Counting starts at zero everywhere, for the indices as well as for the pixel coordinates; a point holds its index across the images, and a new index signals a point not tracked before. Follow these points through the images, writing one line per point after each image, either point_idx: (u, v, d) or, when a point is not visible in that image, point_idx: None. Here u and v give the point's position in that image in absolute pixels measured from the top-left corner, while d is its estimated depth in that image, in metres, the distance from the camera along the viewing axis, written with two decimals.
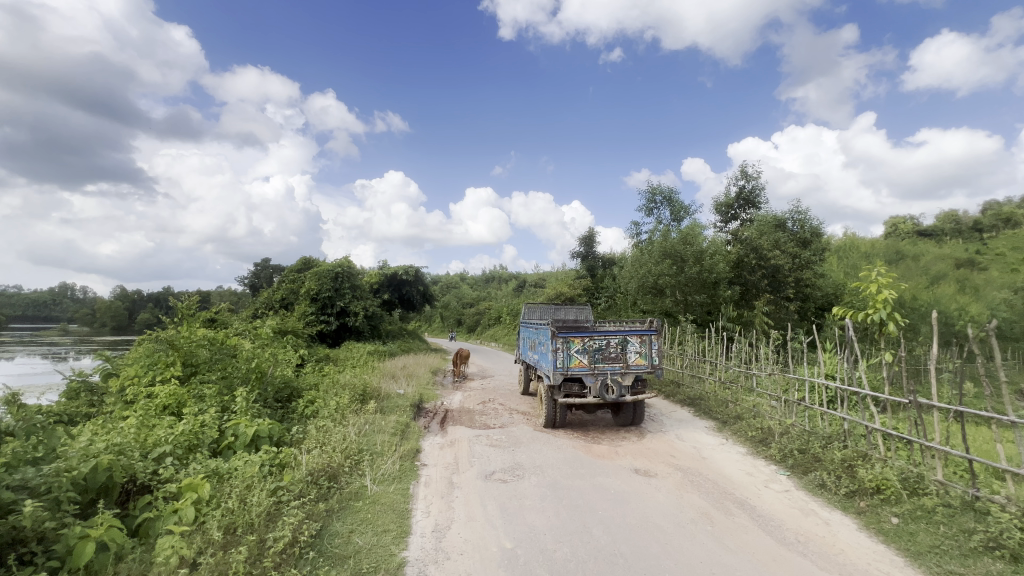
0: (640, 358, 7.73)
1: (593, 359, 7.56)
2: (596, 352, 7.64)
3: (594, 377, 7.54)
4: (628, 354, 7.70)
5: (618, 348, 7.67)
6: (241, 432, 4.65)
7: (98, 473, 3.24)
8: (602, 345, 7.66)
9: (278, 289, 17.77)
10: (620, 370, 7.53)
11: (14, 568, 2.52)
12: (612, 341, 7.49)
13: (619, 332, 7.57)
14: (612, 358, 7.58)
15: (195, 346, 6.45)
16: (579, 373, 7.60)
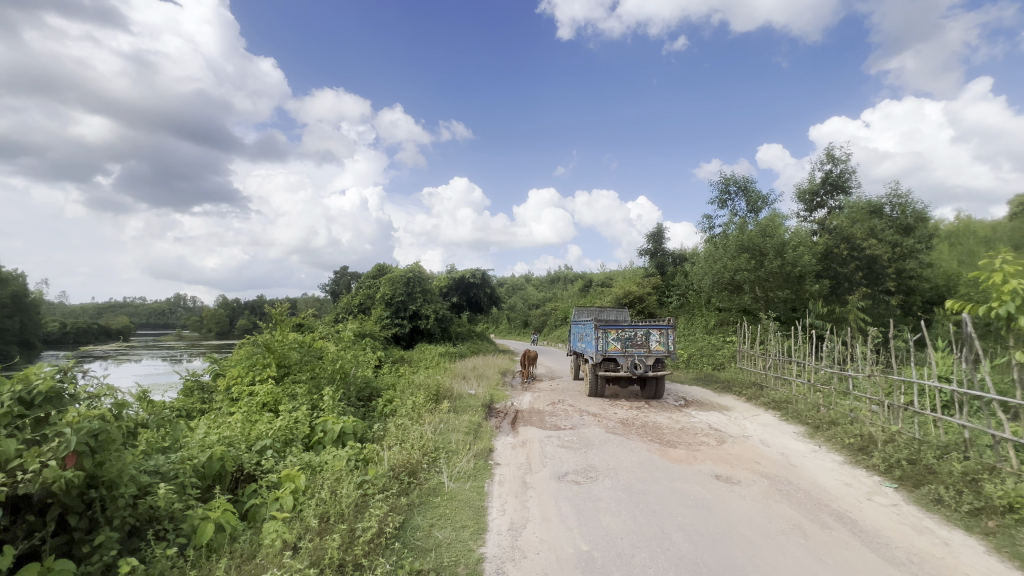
0: (662, 345, 9.54)
1: (623, 345, 9.53)
2: (626, 339, 9.63)
3: (624, 359, 9.49)
4: (652, 341, 9.56)
5: (643, 337, 9.58)
6: (329, 428, 5.00)
7: (213, 462, 3.65)
8: (631, 334, 9.64)
9: (357, 294, 18.94)
10: (646, 353, 9.43)
11: (151, 542, 2.89)
12: (638, 330, 9.43)
13: (644, 324, 9.49)
14: (638, 344, 9.49)
15: (288, 349, 7.01)
16: (612, 355, 9.60)
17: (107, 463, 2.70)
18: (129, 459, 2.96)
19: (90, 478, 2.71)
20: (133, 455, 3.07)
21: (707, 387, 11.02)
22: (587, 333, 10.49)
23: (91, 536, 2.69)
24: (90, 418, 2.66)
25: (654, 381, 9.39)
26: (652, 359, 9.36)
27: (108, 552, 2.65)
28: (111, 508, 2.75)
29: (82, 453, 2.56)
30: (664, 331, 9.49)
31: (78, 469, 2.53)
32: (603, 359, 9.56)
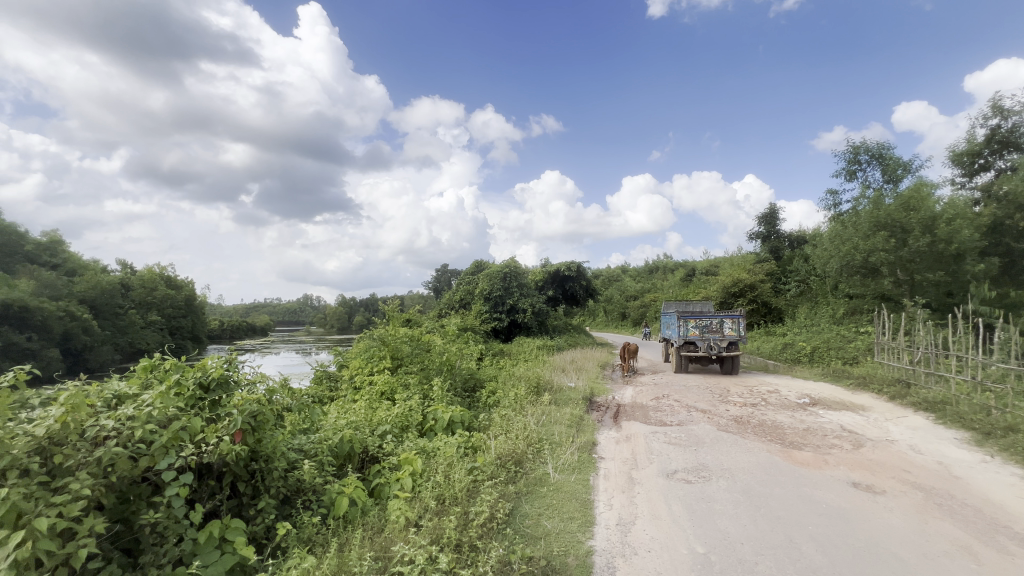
0: (735, 331, 11.36)
1: (702, 331, 11.51)
2: (704, 326, 11.52)
3: (702, 343, 11.45)
4: (726, 328, 11.42)
5: (719, 324, 11.47)
6: (440, 416, 5.33)
7: (343, 443, 4.10)
8: (707, 322, 11.50)
9: (457, 291, 19.97)
10: (721, 338, 11.33)
11: (300, 510, 3.33)
12: (714, 319, 11.32)
13: (720, 314, 11.35)
14: (714, 330, 11.37)
15: (400, 343, 7.61)
16: (691, 340, 11.60)
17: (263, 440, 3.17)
18: (280, 438, 3.43)
19: (251, 452, 3.19)
20: (283, 434, 3.56)
21: (837, 384, 9.78)
22: (671, 323, 12.58)
23: (255, 501, 3.16)
24: (249, 402, 3.12)
25: (728, 359, 11.34)
26: (726, 343, 11.26)
27: (269, 515, 3.11)
28: (267, 479, 3.21)
29: (245, 430, 3.02)
30: (736, 319, 11.32)
31: (242, 444, 2.98)
32: (684, 343, 11.59)
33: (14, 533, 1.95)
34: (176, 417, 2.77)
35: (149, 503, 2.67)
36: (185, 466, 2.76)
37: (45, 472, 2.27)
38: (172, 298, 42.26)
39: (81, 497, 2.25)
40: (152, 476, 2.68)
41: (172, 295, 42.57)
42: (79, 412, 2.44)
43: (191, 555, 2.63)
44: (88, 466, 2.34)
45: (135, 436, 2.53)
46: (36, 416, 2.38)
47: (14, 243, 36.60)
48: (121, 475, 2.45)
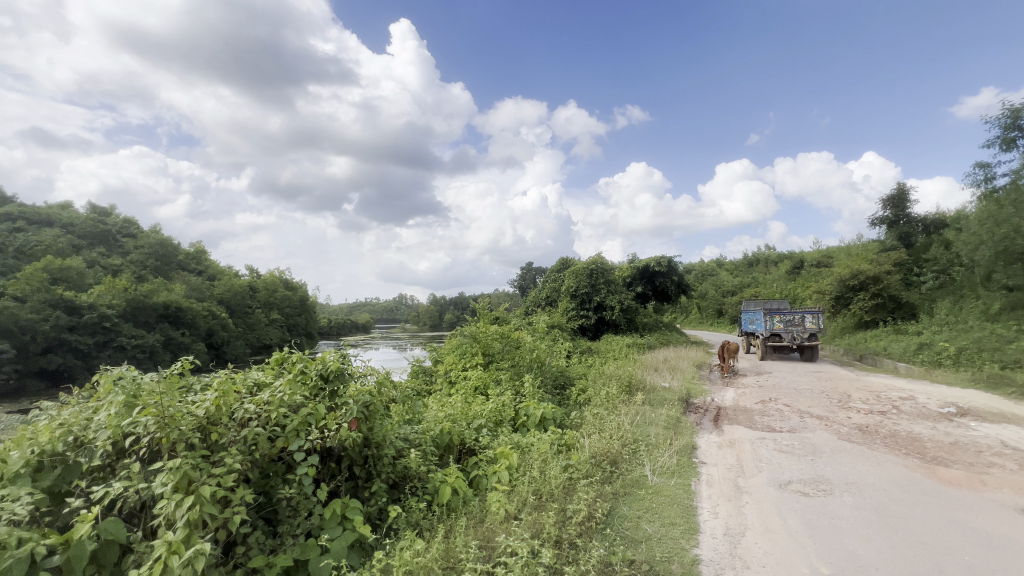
0: (816, 324, 12.62)
1: (785, 325, 12.91)
2: (787, 320, 12.90)
3: (786, 334, 12.86)
4: (808, 322, 12.70)
5: (801, 319, 12.72)
6: (531, 413, 5.39)
7: (443, 435, 4.34)
8: (790, 317, 12.86)
9: (543, 289, 20.16)
10: (803, 331, 12.64)
11: (408, 496, 3.55)
12: (797, 314, 12.67)
13: (803, 309, 12.68)
14: (797, 324, 12.73)
15: (491, 340, 7.83)
16: (776, 332, 13.04)
17: (374, 428, 3.44)
18: (388, 428, 3.70)
19: (365, 439, 3.47)
20: (391, 423, 3.84)
21: (995, 393, 8.26)
22: (755, 317, 14.05)
23: (369, 483, 3.44)
24: (362, 393, 3.40)
25: (809, 348, 12.73)
26: (808, 334, 12.64)
27: (381, 499, 3.37)
28: (379, 465, 3.48)
29: (360, 418, 3.30)
30: (818, 314, 12.51)
31: (357, 432, 3.26)
32: (770, 335, 13.02)
33: (186, 496, 2.29)
34: (302, 405, 3.10)
35: (284, 479, 3.01)
36: (312, 448, 3.08)
37: (206, 446, 2.66)
38: (289, 298, 47.78)
39: (233, 470, 2.60)
40: (285, 456, 3.02)
41: (290, 296, 48.10)
42: (228, 397, 2.83)
43: (318, 529, 2.92)
44: (238, 443, 2.71)
45: (272, 420, 2.88)
46: (197, 399, 2.80)
47: (170, 254, 43.93)
48: (262, 453, 2.79)
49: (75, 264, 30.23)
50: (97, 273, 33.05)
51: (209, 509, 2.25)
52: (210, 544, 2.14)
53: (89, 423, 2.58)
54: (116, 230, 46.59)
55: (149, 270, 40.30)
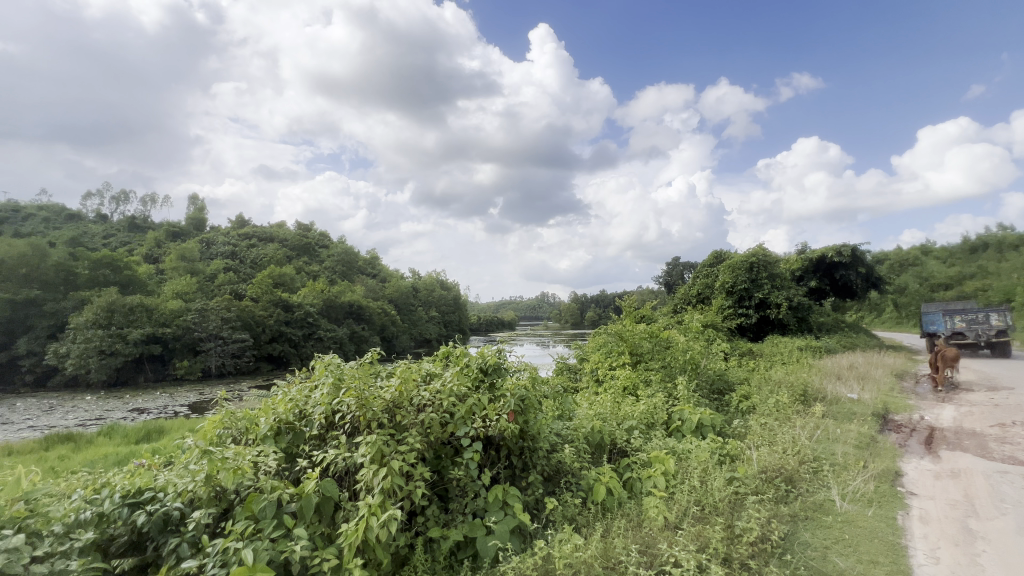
0: (1005, 321, 11.85)
1: (968, 323, 12.24)
2: (969, 318, 12.26)
3: (970, 333, 12.21)
4: (995, 319, 11.96)
5: (986, 316, 12.04)
6: (687, 418, 5.05)
7: (594, 433, 4.34)
8: (971, 315, 12.23)
9: (693, 285, 18.83)
10: (991, 328, 11.93)
11: (562, 492, 3.63)
12: (981, 312, 11.99)
13: (987, 306, 12.01)
14: (981, 321, 12.08)
15: (639, 339, 7.59)
16: (958, 331, 12.39)
17: (530, 421, 3.59)
18: (542, 422, 3.83)
19: (521, 431, 3.64)
20: (545, 418, 3.98)
21: None
22: (933, 317, 13.38)
23: (526, 474, 3.61)
24: (519, 386, 3.59)
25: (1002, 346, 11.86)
26: (997, 331, 11.86)
27: (537, 490, 3.50)
28: (534, 457, 3.63)
29: (517, 411, 3.49)
30: (1007, 310, 11.76)
31: (514, 424, 3.45)
32: (949, 335, 12.43)
33: (380, 467, 2.68)
34: (467, 395, 3.38)
35: (452, 461, 3.33)
36: (476, 435, 3.35)
37: (392, 426, 3.08)
38: (445, 297, 52.84)
39: (413, 448, 2.96)
40: (453, 440, 3.34)
41: (446, 295, 53.21)
42: (409, 384, 3.24)
43: (483, 510, 3.16)
44: (417, 426, 3.09)
45: (443, 407, 3.20)
46: (384, 385, 3.25)
47: (353, 260, 52.26)
48: (435, 436, 3.13)
49: (289, 271, 38.02)
50: (304, 279, 40.97)
51: (398, 481, 2.60)
52: (401, 511, 2.48)
53: (308, 400, 3.19)
54: (315, 243, 57.09)
55: (339, 275, 48.40)
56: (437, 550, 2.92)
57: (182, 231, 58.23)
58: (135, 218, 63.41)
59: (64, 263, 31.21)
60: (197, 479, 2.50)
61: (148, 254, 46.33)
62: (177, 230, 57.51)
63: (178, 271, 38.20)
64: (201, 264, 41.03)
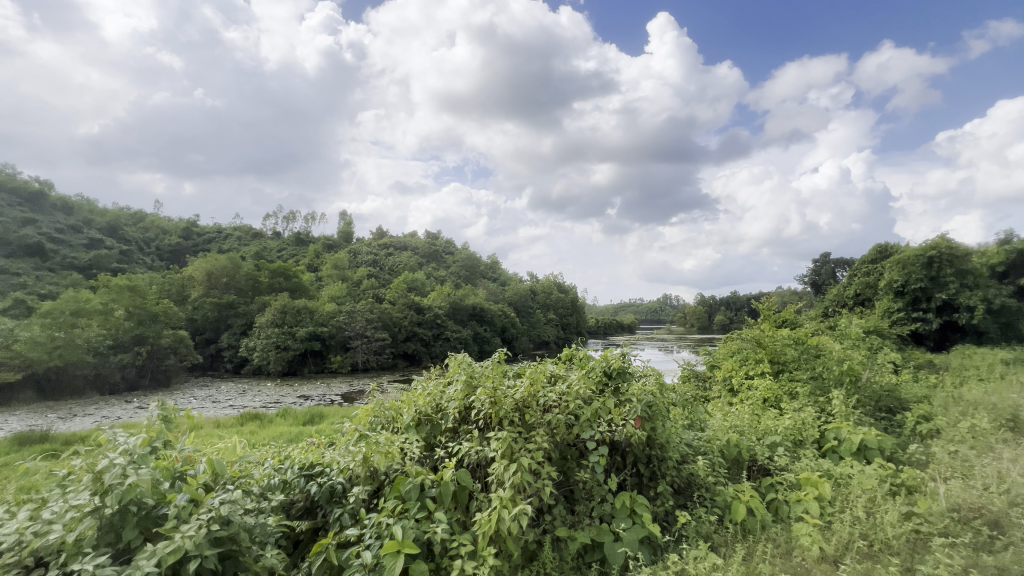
0: None
1: None
2: None
3: None
4: None
5: None
6: (844, 437, 4.37)
7: (731, 447, 4.01)
8: None
9: (850, 286, 16.37)
10: None
11: (695, 507, 3.42)
12: None
13: None
14: None
15: (782, 347, 6.79)
16: None
17: (658, 429, 3.46)
18: (672, 431, 3.65)
19: (648, 438, 3.52)
20: (675, 426, 3.79)
21: None
22: None
23: (654, 483, 3.49)
24: (647, 392, 3.48)
25: None
26: None
27: (667, 501, 3.35)
28: (663, 466, 3.49)
29: (644, 418, 3.38)
30: None
31: (642, 430, 3.35)
32: None
33: (511, 462, 2.79)
34: (593, 398, 3.37)
35: (578, 464, 3.34)
36: (602, 439, 3.31)
37: (521, 424, 3.19)
38: (562, 299, 53.19)
39: (541, 447, 3.03)
40: (578, 443, 3.35)
41: (564, 297, 53.64)
42: (536, 384, 3.32)
43: (610, 516, 3.12)
44: (544, 426, 3.16)
45: (569, 409, 3.23)
46: (514, 385, 3.39)
47: (475, 265, 55.43)
48: (562, 437, 3.18)
49: (421, 277, 41.68)
50: (434, 284, 44.64)
51: (527, 478, 2.68)
52: (531, 506, 2.55)
53: (443, 395, 3.46)
54: (442, 250, 61.76)
55: (464, 279, 51.74)
56: (565, 549, 2.96)
57: (335, 243, 67.24)
58: (301, 234, 75.06)
59: (252, 273, 38.13)
60: (356, 459, 2.86)
61: (310, 264, 54.49)
62: (331, 242, 66.64)
63: (332, 278, 44.24)
64: (349, 272, 47.00)
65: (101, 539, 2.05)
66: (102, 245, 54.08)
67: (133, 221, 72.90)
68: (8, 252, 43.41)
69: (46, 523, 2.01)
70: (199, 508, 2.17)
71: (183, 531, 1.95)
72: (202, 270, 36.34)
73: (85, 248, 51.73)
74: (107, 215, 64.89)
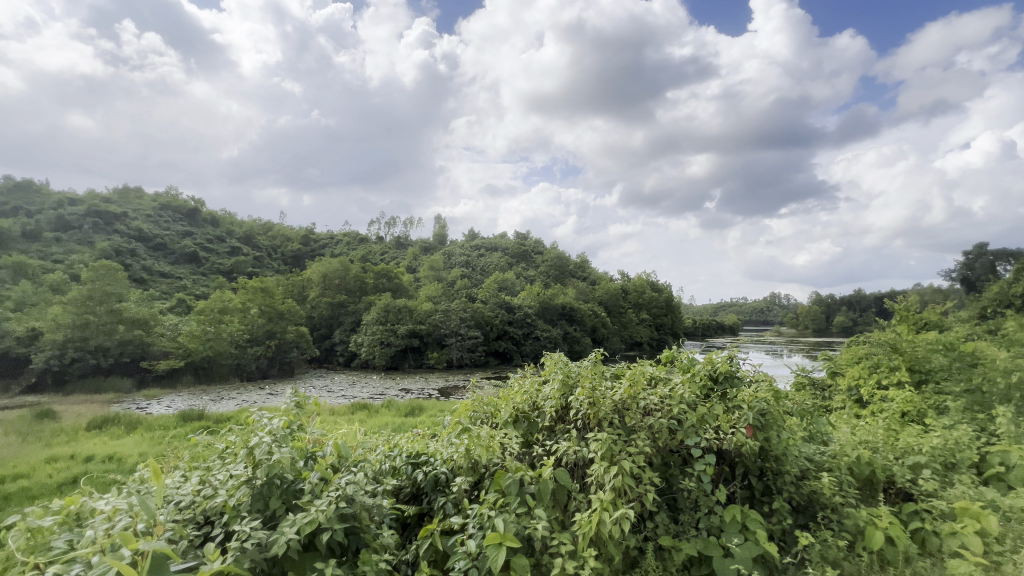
0: None
1: None
2: None
3: None
4: None
5: None
6: (1015, 463, 3.66)
7: (862, 465, 3.55)
8: None
9: (1019, 282, 13.59)
10: None
11: (819, 530, 3.09)
12: None
13: None
14: None
15: (926, 353, 5.88)
16: None
17: (772, 440, 3.19)
18: (789, 442, 3.34)
19: (762, 450, 3.26)
20: (794, 439, 3.45)
21: None
22: None
23: (769, 499, 3.21)
24: (759, 399, 3.23)
25: None
26: None
27: (785, 519, 3.07)
28: (780, 481, 3.20)
29: (756, 427, 3.14)
30: None
31: (754, 440, 3.12)
32: None
33: (611, 465, 2.74)
34: (698, 403, 3.19)
35: (682, 471, 3.19)
36: (708, 447, 3.12)
37: (621, 426, 3.13)
38: (656, 299, 51.05)
39: (643, 451, 2.93)
40: (682, 450, 3.20)
41: (658, 296, 51.44)
42: (636, 386, 3.23)
43: (719, 530, 2.93)
44: (645, 430, 3.06)
45: (672, 414, 3.10)
46: (613, 386, 3.33)
47: (565, 265, 55.36)
48: (664, 442, 3.05)
49: (511, 277, 42.56)
50: (524, 284, 45.32)
51: (629, 481, 2.62)
52: (633, 511, 2.49)
53: (540, 394, 3.50)
54: (532, 250, 62.51)
55: (553, 278, 51.91)
56: (669, 559, 2.83)
57: (431, 246, 71.18)
58: (401, 238, 80.65)
59: (359, 274, 41.77)
60: (460, 451, 3.01)
61: (410, 266, 58.31)
62: (427, 245, 70.68)
63: (429, 279, 46.88)
64: (444, 272, 49.45)
65: (254, 506, 2.37)
66: (241, 252, 62.82)
67: (264, 231, 83.67)
68: (174, 260, 52.21)
69: (212, 488, 2.37)
70: (328, 486, 2.43)
71: (317, 505, 2.20)
72: (318, 273, 40.61)
73: (228, 255, 60.37)
74: (245, 226, 75.23)
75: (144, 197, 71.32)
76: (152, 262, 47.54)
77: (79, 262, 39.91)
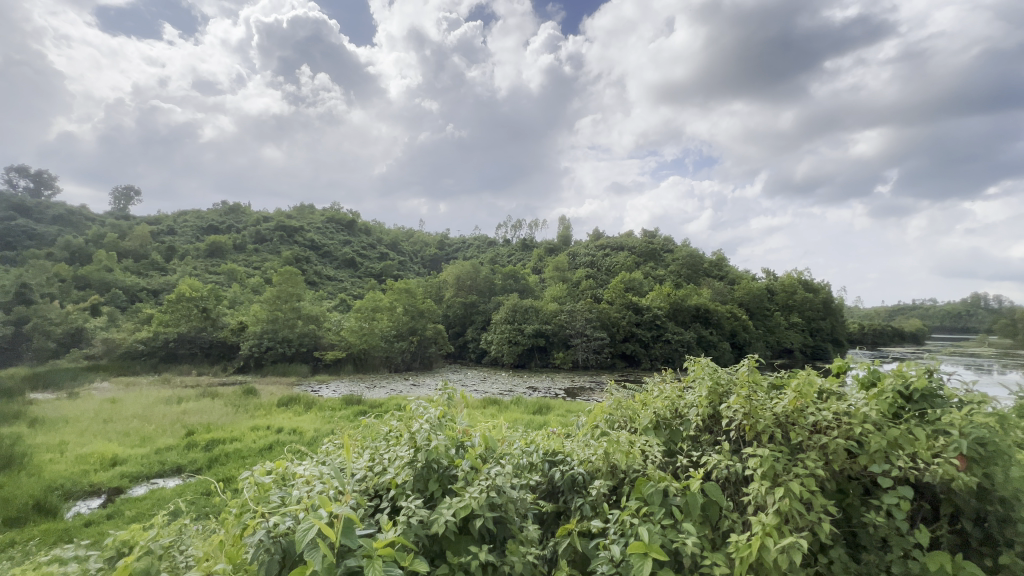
0: None
1: None
2: None
3: None
4: None
5: None
6: None
7: None
8: None
9: None
10: None
11: None
12: None
13: None
14: None
15: None
16: None
17: (996, 477, 2.57)
18: None
19: (979, 487, 2.64)
20: None
21: None
22: None
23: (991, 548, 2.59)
24: (976, 425, 2.62)
25: None
26: None
27: None
28: (1007, 528, 2.57)
29: (971, 458, 2.57)
30: None
31: (969, 474, 2.54)
32: None
33: (774, 485, 2.46)
34: (887, 424, 2.70)
35: (864, 502, 2.74)
36: (902, 476, 2.63)
37: (783, 442, 2.80)
38: (811, 300, 44.61)
39: (813, 474, 2.58)
40: (864, 476, 2.74)
41: (813, 297, 45.01)
42: (805, 398, 2.85)
43: None
44: (816, 448, 2.70)
45: (851, 434, 2.66)
46: (773, 397, 2.98)
47: (698, 263, 51.53)
48: (841, 466, 2.65)
49: (638, 276, 40.95)
50: (652, 284, 43.31)
51: (798, 505, 2.32)
52: (805, 541, 2.20)
53: (684, 401, 3.31)
54: (661, 248, 59.36)
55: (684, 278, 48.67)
56: None
57: (556, 246, 71.87)
58: (527, 240, 82.97)
59: (489, 276, 43.98)
60: (599, 453, 2.99)
61: (536, 267, 59.71)
62: (552, 246, 71.57)
63: (555, 279, 47.47)
64: (569, 273, 49.51)
65: (416, 485, 2.62)
66: (388, 257, 70.70)
67: (407, 237, 92.85)
68: (338, 265, 61.00)
69: (382, 466, 2.71)
70: (479, 475, 2.60)
71: (471, 492, 2.38)
72: (453, 274, 43.79)
73: (378, 260, 68.42)
74: (392, 234, 84.56)
75: (316, 213, 84.59)
76: (321, 268, 56.18)
77: (271, 268, 48.95)
